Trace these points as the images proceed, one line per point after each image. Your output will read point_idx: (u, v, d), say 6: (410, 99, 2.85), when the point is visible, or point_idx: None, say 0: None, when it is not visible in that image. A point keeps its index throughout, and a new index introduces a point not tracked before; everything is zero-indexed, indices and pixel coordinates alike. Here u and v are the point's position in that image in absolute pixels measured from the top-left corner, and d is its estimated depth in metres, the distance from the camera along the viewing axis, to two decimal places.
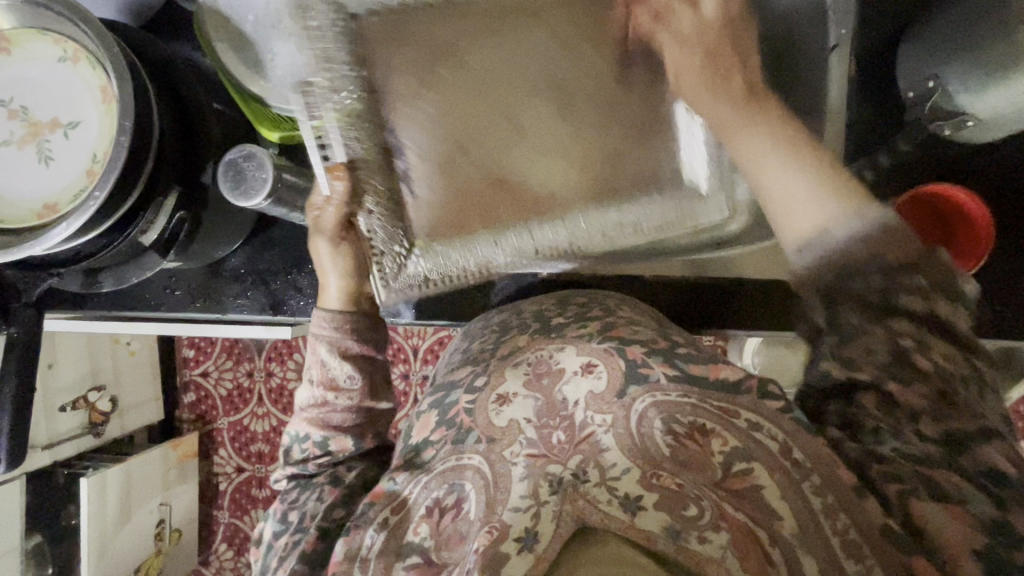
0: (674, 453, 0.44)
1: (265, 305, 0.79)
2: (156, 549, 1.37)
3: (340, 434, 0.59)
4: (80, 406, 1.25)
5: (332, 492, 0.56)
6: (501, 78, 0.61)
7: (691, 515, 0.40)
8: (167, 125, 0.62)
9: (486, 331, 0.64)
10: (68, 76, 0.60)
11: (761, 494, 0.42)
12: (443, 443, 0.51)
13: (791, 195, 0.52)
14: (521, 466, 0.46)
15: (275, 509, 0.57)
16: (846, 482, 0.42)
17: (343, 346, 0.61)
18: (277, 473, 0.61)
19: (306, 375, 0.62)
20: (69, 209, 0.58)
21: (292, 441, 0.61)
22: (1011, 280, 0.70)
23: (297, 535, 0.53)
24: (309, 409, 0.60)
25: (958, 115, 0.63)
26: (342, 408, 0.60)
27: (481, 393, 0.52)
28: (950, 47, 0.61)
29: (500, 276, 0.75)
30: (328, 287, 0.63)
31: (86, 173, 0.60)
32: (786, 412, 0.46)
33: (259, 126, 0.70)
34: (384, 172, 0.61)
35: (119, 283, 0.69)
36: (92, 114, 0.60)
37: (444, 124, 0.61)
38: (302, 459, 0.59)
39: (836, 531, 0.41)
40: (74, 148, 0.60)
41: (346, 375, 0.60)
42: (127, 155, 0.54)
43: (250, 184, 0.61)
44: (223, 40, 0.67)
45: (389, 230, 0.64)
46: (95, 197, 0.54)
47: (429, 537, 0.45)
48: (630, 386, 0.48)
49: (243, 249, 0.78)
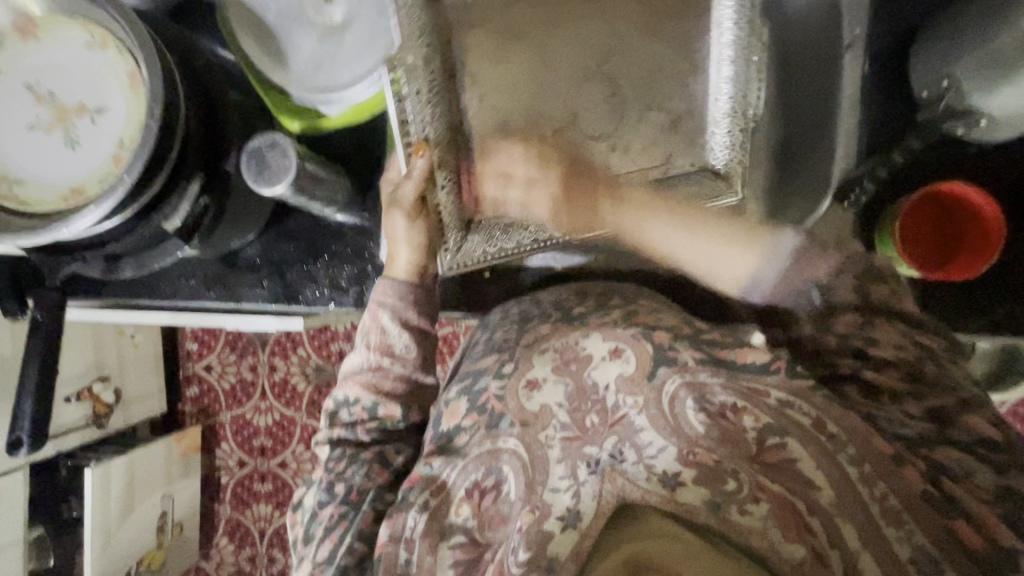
0: (710, 432, 0.45)
1: (279, 295, 0.77)
2: (157, 542, 1.36)
3: (390, 401, 0.59)
4: (84, 398, 1.25)
5: (380, 472, 0.57)
6: (554, 68, 0.63)
7: (730, 489, 0.42)
8: (194, 111, 0.62)
9: (506, 322, 0.64)
10: (96, 61, 0.60)
11: (796, 466, 0.43)
12: (477, 428, 0.51)
13: (712, 258, 0.54)
14: (557, 449, 0.47)
15: (320, 476, 0.57)
16: (880, 449, 0.44)
17: (403, 317, 0.61)
18: (318, 436, 0.61)
19: (361, 340, 0.62)
20: (96, 193, 0.58)
21: (337, 406, 0.61)
22: (1013, 275, 0.72)
23: (346, 509, 0.54)
24: (364, 373, 0.61)
25: (971, 114, 0.64)
26: (394, 376, 0.60)
27: (510, 379, 0.53)
28: (962, 49, 0.63)
29: (529, 266, 0.76)
30: (397, 257, 0.62)
31: (112, 158, 0.60)
32: (816, 390, 0.47)
33: (279, 115, 0.69)
34: (450, 159, 0.60)
35: (140, 267, 0.69)
36: (118, 100, 0.60)
37: (511, 102, 0.62)
38: (349, 423, 0.60)
39: (875, 499, 0.42)
40: (102, 133, 0.60)
41: (404, 343, 0.60)
42: (155, 140, 0.55)
43: (273, 173, 0.61)
44: (244, 29, 0.67)
45: (455, 209, 0.62)
46: (124, 181, 0.54)
47: (472, 518, 0.47)
48: (659, 367, 0.50)
49: (258, 239, 0.77)
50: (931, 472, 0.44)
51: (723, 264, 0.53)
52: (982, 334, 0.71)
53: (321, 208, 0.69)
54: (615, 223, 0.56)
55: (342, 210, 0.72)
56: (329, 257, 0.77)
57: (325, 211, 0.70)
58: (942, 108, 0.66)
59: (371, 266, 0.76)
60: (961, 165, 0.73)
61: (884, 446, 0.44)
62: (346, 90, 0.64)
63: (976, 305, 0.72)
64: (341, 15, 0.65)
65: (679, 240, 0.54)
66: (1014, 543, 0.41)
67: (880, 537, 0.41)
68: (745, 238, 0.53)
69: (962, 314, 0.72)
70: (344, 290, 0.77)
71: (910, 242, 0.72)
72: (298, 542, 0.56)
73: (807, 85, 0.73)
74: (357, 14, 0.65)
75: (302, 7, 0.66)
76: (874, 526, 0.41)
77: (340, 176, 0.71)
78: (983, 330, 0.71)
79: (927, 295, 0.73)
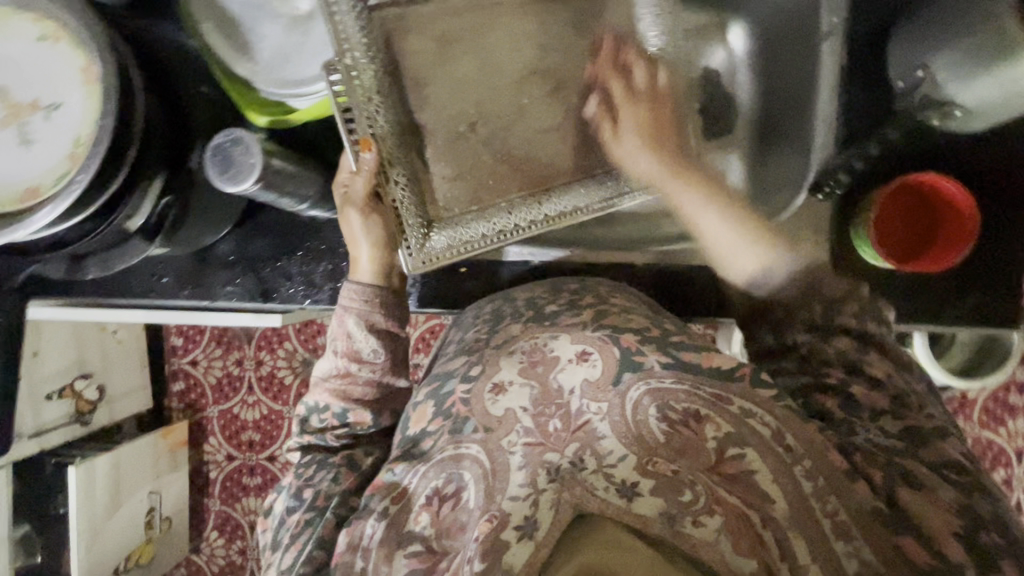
0: (670, 440, 0.45)
1: (254, 292, 0.76)
2: (146, 538, 1.36)
3: (360, 408, 0.60)
4: (67, 395, 1.24)
5: (349, 476, 0.56)
6: (501, 65, 0.64)
7: (686, 500, 0.41)
8: (155, 109, 0.61)
9: (478, 322, 0.63)
10: (49, 56, 0.58)
11: (754, 478, 0.43)
12: (441, 432, 0.51)
13: (731, 246, 0.62)
14: (518, 456, 0.46)
15: (289, 483, 0.58)
16: (834, 464, 0.44)
17: (368, 321, 0.61)
18: (291, 442, 0.62)
19: (329, 346, 0.62)
20: (52, 193, 0.56)
21: (309, 411, 0.61)
22: (988, 264, 0.72)
23: (311, 514, 0.53)
24: (333, 380, 0.61)
25: (946, 104, 0.63)
26: (362, 380, 0.61)
27: (475, 383, 0.52)
28: (944, 37, 0.61)
29: (506, 260, 0.75)
30: (358, 258, 0.62)
31: (68, 156, 0.58)
32: (776, 399, 0.47)
33: (245, 108, 0.65)
34: (400, 156, 0.61)
35: (105, 270, 0.66)
36: (74, 95, 0.58)
37: (451, 101, 0.63)
38: (320, 428, 0.61)
39: (825, 513, 0.42)
40: (57, 129, 0.58)
41: (372, 349, 0.61)
42: (111, 137, 0.53)
43: (237, 170, 0.57)
44: (209, 20, 0.64)
45: (413, 204, 0.62)
46: (79, 180, 0.52)
47: (430, 526, 0.46)
48: (624, 373, 0.49)
49: (231, 235, 0.76)
50: (889, 488, 0.44)
51: (738, 256, 0.62)
52: (954, 325, 0.72)
53: (293, 204, 0.67)
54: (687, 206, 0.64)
55: (315, 207, 0.70)
56: (302, 253, 0.75)
57: (298, 207, 0.69)
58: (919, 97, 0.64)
59: (344, 263, 0.74)
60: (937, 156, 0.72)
61: (838, 461, 0.45)
62: (317, 81, 0.62)
63: (950, 295, 0.72)
64: (309, 5, 0.63)
65: (713, 223, 0.63)
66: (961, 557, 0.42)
67: (827, 549, 0.41)
68: (756, 220, 0.62)
69: (937, 306, 0.72)
70: (319, 287, 0.75)
71: (882, 240, 0.70)
72: (268, 548, 0.55)
73: (779, 85, 0.76)
74: None
75: None
76: (824, 539, 0.41)
77: (308, 170, 0.68)
78: (955, 321, 0.72)
79: (905, 289, 0.72)
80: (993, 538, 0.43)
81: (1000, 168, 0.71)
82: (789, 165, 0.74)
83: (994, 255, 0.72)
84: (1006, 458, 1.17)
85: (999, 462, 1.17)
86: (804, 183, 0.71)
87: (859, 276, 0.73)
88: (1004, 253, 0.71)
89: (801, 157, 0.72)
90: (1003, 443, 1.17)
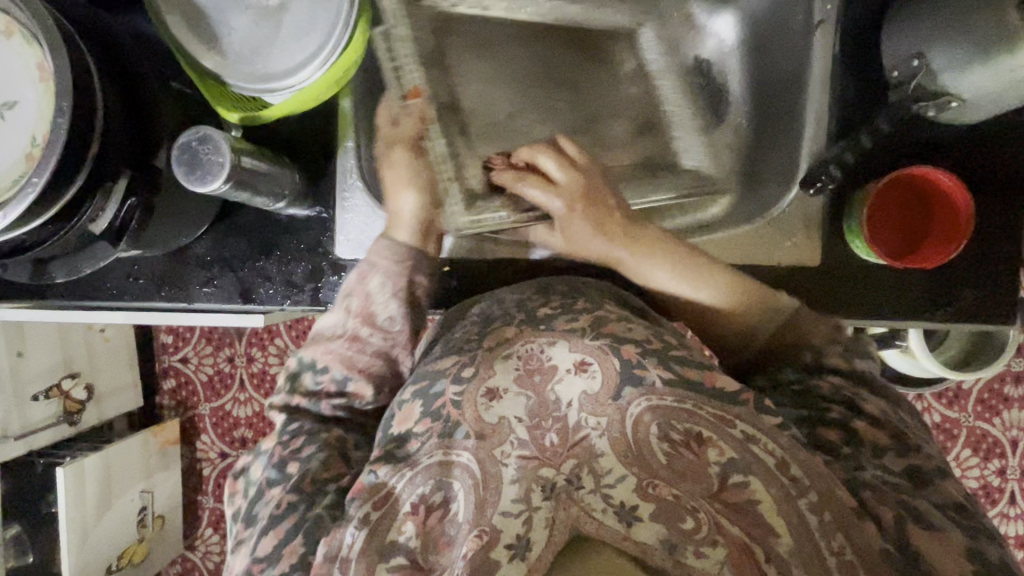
0: (672, 462, 0.43)
1: (233, 293, 0.73)
2: (139, 536, 1.34)
3: (362, 379, 0.55)
4: (54, 395, 1.22)
5: (338, 464, 0.51)
6: (542, 66, 0.75)
7: (688, 528, 0.40)
8: (114, 105, 0.57)
9: (467, 322, 0.59)
10: (3, 53, 0.55)
11: (758, 510, 0.41)
12: (430, 435, 0.48)
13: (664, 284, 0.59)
14: (512, 468, 0.44)
15: (271, 451, 0.52)
16: (844, 503, 0.42)
17: (392, 283, 0.56)
18: (274, 399, 0.56)
19: (340, 301, 0.57)
20: (7, 196, 0.54)
21: (301, 367, 0.56)
22: (989, 260, 0.70)
23: (295, 498, 0.48)
24: (339, 341, 0.55)
25: (942, 96, 0.60)
26: (372, 350, 0.55)
27: (467, 386, 0.49)
28: (942, 27, 0.58)
29: (533, 258, 0.71)
30: (401, 210, 0.60)
31: (25, 158, 0.55)
32: (783, 429, 0.45)
33: (217, 105, 0.62)
34: (446, 121, 0.67)
35: (72, 273, 0.63)
36: (28, 94, 0.55)
37: (506, 86, 0.73)
38: (313, 392, 0.55)
39: (832, 552, 0.41)
40: (13, 130, 0.55)
41: (389, 315, 0.56)
42: (65, 137, 0.51)
43: (206, 169, 0.56)
44: (175, 12, 0.61)
45: (450, 156, 0.65)
46: (35, 183, 0.51)
47: (415, 536, 0.43)
48: (625, 387, 0.47)
49: (208, 235, 0.73)
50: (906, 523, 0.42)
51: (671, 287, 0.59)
52: (946, 323, 0.70)
53: (268, 203, 0.65)
54: (633, 266, 0.60)
55: (293, 203, 0.68)
56: (282, 251, 0.72)
57: (274, 206, 0.66)
58: (914, 89, 0.60)
59: (326, 262, 0.71)
60: (942, 149, 0.70)
61: (848, 500, 0.43)
62: (290, 75, 0.58)
63: (943, 291, 0.70)
64: None
65: (662, 278, 0.59)
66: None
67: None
68: (706, 273, 0.59)
69: (930, 301, 0.70)
70: (299, 287, 0.72)
71: (876, 233, 0.68)
72: (240, 519, 0.51)
73: (778, 73, 0.73)
74: None
75: None
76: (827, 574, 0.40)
77: (284, 167, 0.66)
78: (948, 318, 0.71)
79: (902, 283, 0.70)
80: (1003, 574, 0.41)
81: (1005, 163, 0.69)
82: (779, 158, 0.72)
83: (995, 253, 0.70)
84: (1000, 449, 1.16)
85: (993, 453, 1.16)
86: (796, 177, 0.69)
87: (851, 271, 0.70)
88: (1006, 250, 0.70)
89: (791, 147, 0.71)
90: (997, 434, 1.16)
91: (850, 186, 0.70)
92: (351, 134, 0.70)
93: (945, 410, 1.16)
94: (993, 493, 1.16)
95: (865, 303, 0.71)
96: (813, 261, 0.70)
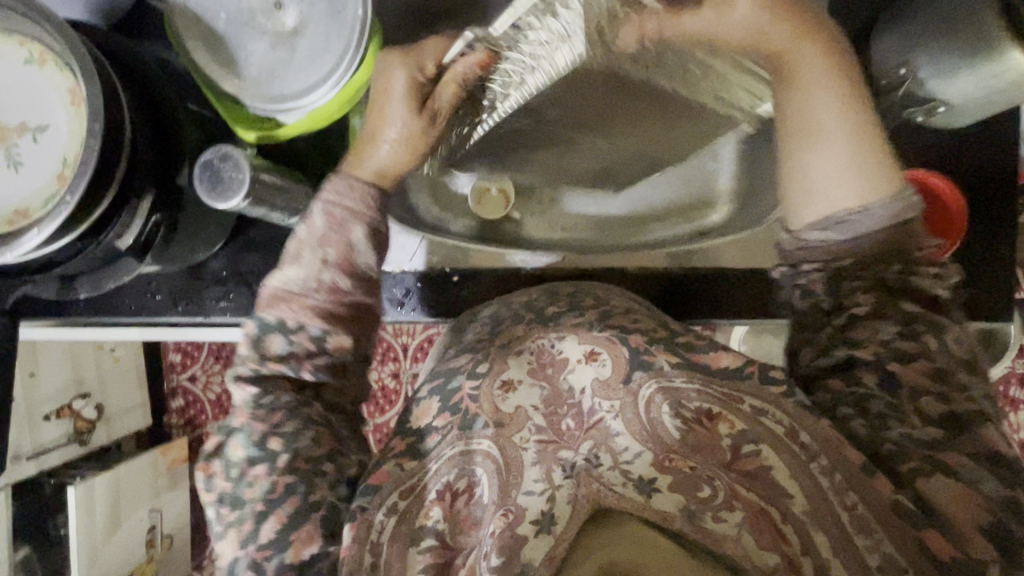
0: (685, 437, 0.45)
1: (248, 307, 0.69)
2: (148, 556, 1.32)
3: (341, 330, 0.50)
4: (65, 415, 1.22)
5: (330, 441, 0.49)
6: None
7: (705, 496, 0.42)
8: (142, 125, 0.53)
9: (478, 325, 0.61)
10: (33, 79, 0.51)
11: (771, 474, 0.44)
12: (449, 429, 0.49)
13: (829, 175, 0.49)
14: (531, 452, 0.46)
15: (248, 425, 0.48)
16: (854, 463, 0.43)
17: (375, 230, 0.53)
18: (239, 370, 0.49)
19: (311, 253, 0.51)
20: (40, 216, 0.49)
21: (266, 331, 0.50)
22: (981, 253, 0.71)
23: (294, 479, 0.46)
24: (314, 294, 0.50)
25: (929, 101, 0.61)
26: (353, 298, 0.51)
27: (483, 380, 0.51)
28: (927, 33, 0.58)
29: (509, 263, 0.75)
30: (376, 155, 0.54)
31: (57, 178, 0.51)
32: (788, 395, 0.46)
33: (234, 125, 0.60)
34: None
35: (96, 288, 0.60)
36: (59, 116, 0.51)
37: None
38: (286, 355, 0.49)
39: (845, 507, 0.42)
40: (44, 155, 0.51)
41: (369, 262, 0.52)
42: (97, 157, 0.46)
43: (227, 187, 0.53)
44: (194, 38, 0.58)
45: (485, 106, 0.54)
46: (65, 201, 0.46)
47: (443, 520, 0.44)
48: (635, 372, 0.49)
49: (223, 250, 0.69)
50: None
51: (834, 195, 0.49)
52: None
53: (282, 217, 0.62)
54: (804, 71, 0.48)
55: None
56: None
57: (287, 220, 0.63)
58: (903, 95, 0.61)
59: None
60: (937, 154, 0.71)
61: (857, 454, 0.43)
62: (303, 97, 0.57)
63: None
64: (295, 20, 0.58)
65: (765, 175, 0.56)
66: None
67: (848, 543, 0.41)
68: (873, 165, 0.48)
69: None
70: None
71: None
72: (219, 504, 0.47)
73: None
74: (312, 15, 0.57)
75: (253, 12, 0.58)
76: (844, 535, 0.41)
77: (297, 180, 0.62)
78: None
79: None
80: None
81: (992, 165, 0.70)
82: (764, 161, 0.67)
83: (994, 249, 0.71)
84: None
85: None
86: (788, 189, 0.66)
87: None
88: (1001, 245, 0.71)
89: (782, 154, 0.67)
90: None
91: None
92: None
93: None
94: None
95: None
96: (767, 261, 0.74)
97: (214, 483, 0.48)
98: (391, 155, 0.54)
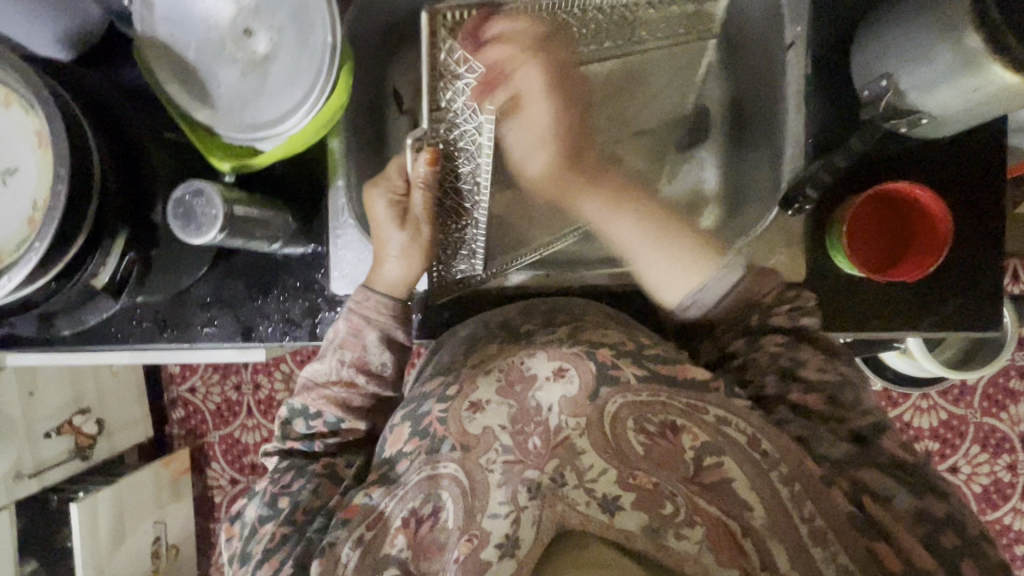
0: (648, 452, 0.45)
1: (232, 331, 0.70)
2: (156, 566, 1.33)
3: (354, 417, 0.57)
4: (65, 431, 1.23)
5: (330, 489, 0.53)
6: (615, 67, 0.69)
7: (667, 512, 0.42)
8: (108, 156, 0.54)
9: (456, 345, 0.62)
10: (1, 122, 0.52)
11: (731, 486, 0.44)
12: (418, 453, 0.49)
13: (668, 270, 0.59)
14: (498, 473, 0.45)
15: (264, 489, 0.55)
16: (807, 467, 0.46)
17: (388, 335, 0.58)
18: (269, 446, 0.59)
19: (332, 351, 0.58)
20: (10, 260, 0.50)
21: (292, 414, 0.58)
22: (976, 251, 0.67)
23: (290, 529, 0.50)
24: (333, 386, 0.57)
25: (912, 113, 0.57)
26: (366, 392, 0.57)
27: (452, 402, 0.51)
28: (905, 44, 0.56)
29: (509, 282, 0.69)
30: (384, 271, 0.59)
31: (27, 223, 0.51)
32: (754, 410, 0.49)
33: (210, 155, 0.59)
34: (448, 179, 0.62)
35: (76, 324, 0.61)
36: (28, 159, 0.52)
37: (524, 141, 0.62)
38: (307, 435, 0.57)
39: (804, 520, 0.44)
40: (15, 197, 0.52)
41: (383, 362, 0.57)
42: (65, 203, 0.48)
43: (199, 222, 0.54)
44: (165, 70, 0.58)
45: (445, 240, 0.64)
46: (36, 247, 0.48)
47: (406, 548, 0.45)
48: (601, 387, 0.48)
49: (206, 275, 0.69)
50: (857, 495, 0.47)
51: (676, 277, 0.59)
52: (933, 329, 0.67)
53: (263, 245, 0.62)
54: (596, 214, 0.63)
55: (286, 243, 0.66)
56: (279, 289, 0.69)
57: (268, 247, 0.64)
58: (884, 109, 0.58)
59: (322, 298, 0.69)
60: (936, 152, 0.66)
61: (814, 469, 0.46)
62: (277, 124, 0.57)
63: (931, 297, 0.67)
64: (265, 47, 0.57)
65: (624, 229, 0.62)
66: (930, 559, 0.44)
67: (804, 554, 0.42)
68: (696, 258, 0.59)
69: (919, 306, 0.67)
70: (296, 323, 0.69)
71: (868, 254, 0.66)
72: (235, 560, 0.52)
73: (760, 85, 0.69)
74: (283, 42, 0.57)
75: (223, 42, 0.58)
76: (803, 545, 0.43)
77: (278, 210, 0.63)
78: (936, 325, 0.67)
79: (887, 290, 0.67)
80: (952, 539, 0.45)
81: (982, 162, 0.66)
82: (761, 165, 0.68)
83: (985, 255, 0.67)
84: (1010, 443, 1.17)
85: (1002, 448, 1.17)
86: (777, 197, 0.66)
87: (831, 283, 0.67)
88: (1000, 242, 0.67)
89: (769, 160, 0.67)
90: (1005, 429, 1.17)
91: (834, 193, 0.67)
92: (341, 173, 0.66)
93: (951, 407, 1.18)
94: (1005, 489, 1.17)
95: (852, 315, 0.67)
96: (796, 274, 0.66)
97: (233, 542, 0.54)
98: (400, 268, 0.59)
